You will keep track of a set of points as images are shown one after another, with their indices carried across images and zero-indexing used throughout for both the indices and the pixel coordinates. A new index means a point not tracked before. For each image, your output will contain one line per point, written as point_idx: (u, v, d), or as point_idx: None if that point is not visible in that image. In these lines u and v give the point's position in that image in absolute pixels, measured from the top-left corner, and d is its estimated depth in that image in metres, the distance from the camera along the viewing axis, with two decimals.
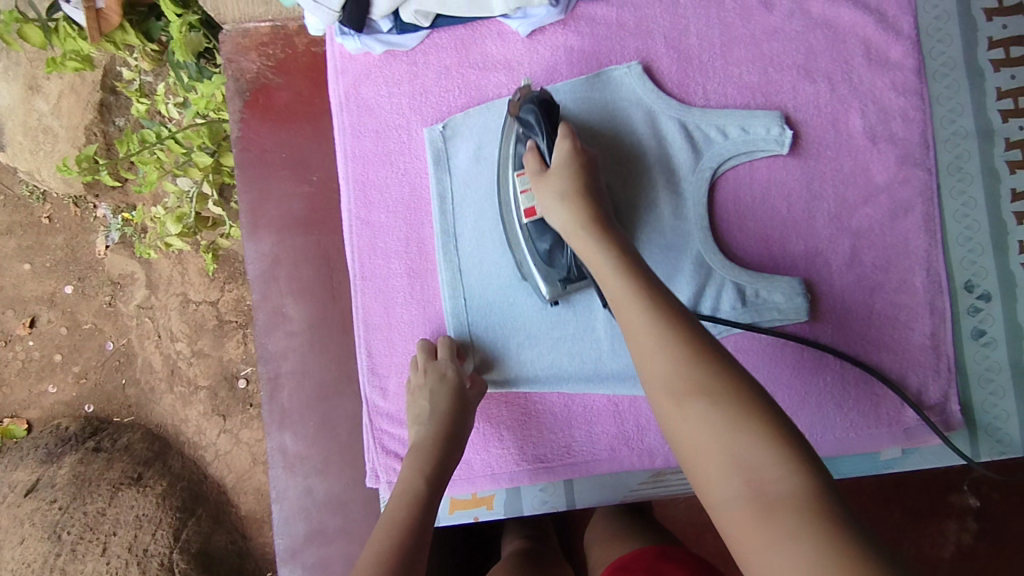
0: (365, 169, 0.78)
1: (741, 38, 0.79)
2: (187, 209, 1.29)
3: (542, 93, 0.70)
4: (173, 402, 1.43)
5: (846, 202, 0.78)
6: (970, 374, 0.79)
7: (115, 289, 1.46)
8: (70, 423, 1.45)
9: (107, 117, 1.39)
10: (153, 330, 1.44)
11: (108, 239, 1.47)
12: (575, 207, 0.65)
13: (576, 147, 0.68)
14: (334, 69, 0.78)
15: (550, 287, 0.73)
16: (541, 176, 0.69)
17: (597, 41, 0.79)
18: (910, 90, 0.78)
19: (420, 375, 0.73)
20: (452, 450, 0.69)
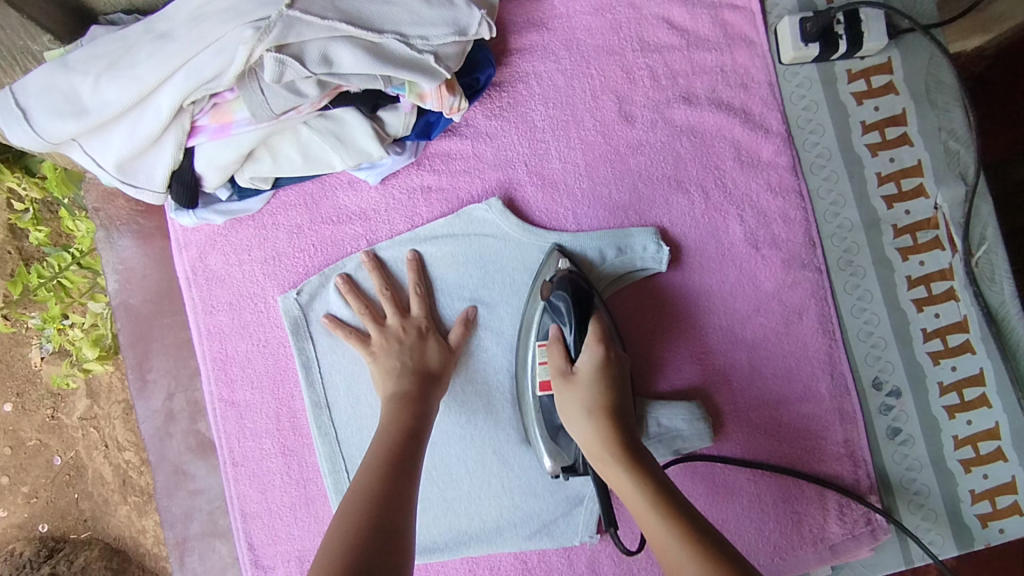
0: (224, 346, 0.72)
1: (607, 155, 0.75)
2: (105, 329, 1.12)
3: (575, 283, 0.68)
4: (128, 513, 1.16)
5: (737, 314, 0.74)
6: (891, 475, 0.75)
7: (56, 400, 1.17)
8: (24, 548, 1.14)
9: (19, 235, 1.17)
10: (102, 440, 1.17)
11: (43, 350, 1.17)
12: (596, 426, 0.59)
13: (607, 359, 0.63)
14: (175, 244, 0.73)
15: (552, 462, 0.68)
16: (564, 385, 0.64)
17: (455, 178, 0.74)
18: (788, 188, 0.75)
19: (396, 325, 0.70)
20: (431, 400, 0.65)
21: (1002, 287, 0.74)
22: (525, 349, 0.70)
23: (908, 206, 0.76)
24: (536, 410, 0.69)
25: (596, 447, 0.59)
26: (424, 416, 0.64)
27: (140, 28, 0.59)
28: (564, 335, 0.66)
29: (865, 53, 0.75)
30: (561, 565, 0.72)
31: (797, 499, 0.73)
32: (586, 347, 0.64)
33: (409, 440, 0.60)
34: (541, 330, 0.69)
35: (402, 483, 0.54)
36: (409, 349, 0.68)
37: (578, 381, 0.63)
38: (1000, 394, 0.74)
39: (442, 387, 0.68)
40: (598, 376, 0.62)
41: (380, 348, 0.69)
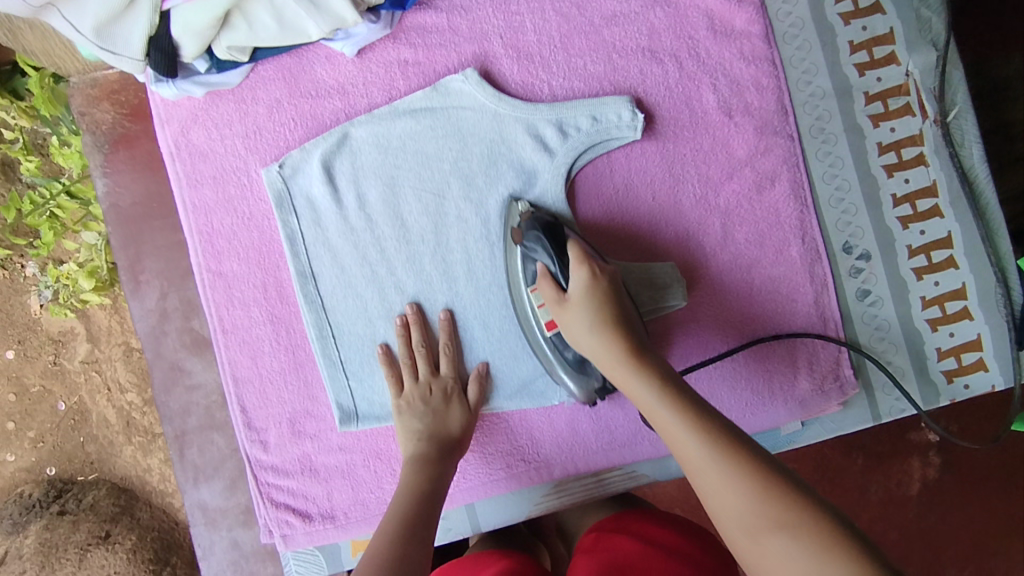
0: (209, 219, 0.74)
1: (582, 27, 0.76)
2: (100, 261, 1.18)
3: (542, 220, 0.71)
4: (134, 452, 1.25)
5: (710, 181, 0.76)
6: (861, 336, 0.77)
7: (57, 347, 1.23)
8: (33, 489, 1.23)
9: (12, 175, 1.23)
10: (104, 384, 1.24)
11: (40, 298, 1.23)
12: (606, 340, 0.64)
13: (593, 273, 0.67)
14: (157, 120, 0.74)
15: (581, 390, 0.71)
16: (563, 310, 0.67)
17: (431, 51, 0.75)
18: (761, 57, 0.76)
19: (423, 387, 0.72)
20: (445, 471, 0.68)
21: (971, 151, 0.77)
22: (519, 298, 0.73)
23: (880, 74, 0.77)
24: (549, 344, 0.71)
25: (609, 359, 0.64)
26: (436, 483, 0.66)
27: None
28: (554, 269, 0.69)
29: None
30: (542, 423, 0.76)
31: (767, 358, 0.76)
32: (574, 275, 0.67)
33: (422, 506, 0.63)
34: (528, 275, 0.72)
35: (415, 546, 0.57)
36: (433, 410, 0.71)
37: (574, 303, 0.66)
38: (968, 255, 0.76)
39: (458, 456, 0.71)
40: (590, 293, 0.66)
41: (410, 412, 0.71)
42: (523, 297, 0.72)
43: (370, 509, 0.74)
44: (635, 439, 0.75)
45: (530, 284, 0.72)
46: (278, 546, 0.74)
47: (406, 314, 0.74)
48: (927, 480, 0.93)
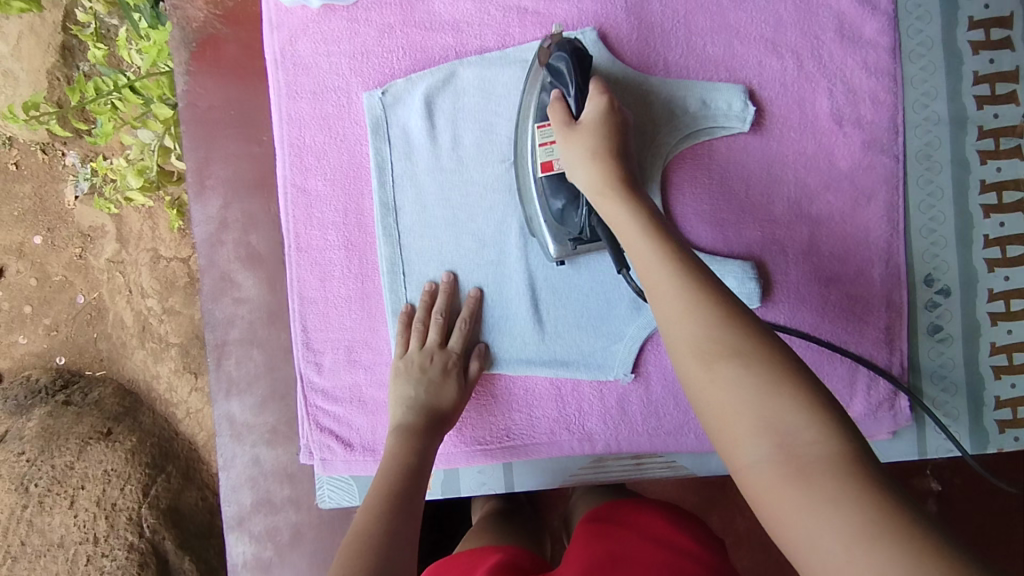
0: (302, 133, 0.73)
1: (707, 7, 0.74)
2: (149, 163, 1.31)
3: (574, 43, 0.67)
4: (145, 356, 1.45)
5: (806, 187, 0.74)
6: (923, 371, 0.77)
7: (85, 241, 1.49)
8: (41, 375, 1.48)
9: (71, 62, 1.40)
10: (124, 286, 1.47)
11: (78, 189, 1.49)
12: (603, 168, 0.61)
13: (608, 106, 0.65)
14: (268, 24, 0.73)
15: (558, 248, 0.71)
16: (569, 134, 0.64)
17: (552, 4, 0.73)
18: (883, 71, 0.74)
19: (425, 357, 0.70)
20: (434, 441, 0.67)
21: None
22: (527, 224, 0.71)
23: (998, 111, 0.75)
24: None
25: (598, 185, 0.61)
26: (422, 458, 0.65)
27: None
28: (567, 94, 0.66)
29: None
30: (592, 397, 0.75)
31: (828, 375, 0.75)
32: (591, 104, 0.64)
33: (409, 480, 0.62)
34: (540, 107, 0.68)
35: (402, 521, 0.58)
36: (427, 380, 0.70)
37: (585, 129, 0.63)
38: None
39: (449, 424, 0.70)
40: (601, 124, 0.63)
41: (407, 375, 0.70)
42: (526, 132, 0.69)
43: None
44: (681, 431, 0.74)
45: (538, 119, 0.68)
46: (316, 468, 0.75)
47: (440, 282, 0.73)
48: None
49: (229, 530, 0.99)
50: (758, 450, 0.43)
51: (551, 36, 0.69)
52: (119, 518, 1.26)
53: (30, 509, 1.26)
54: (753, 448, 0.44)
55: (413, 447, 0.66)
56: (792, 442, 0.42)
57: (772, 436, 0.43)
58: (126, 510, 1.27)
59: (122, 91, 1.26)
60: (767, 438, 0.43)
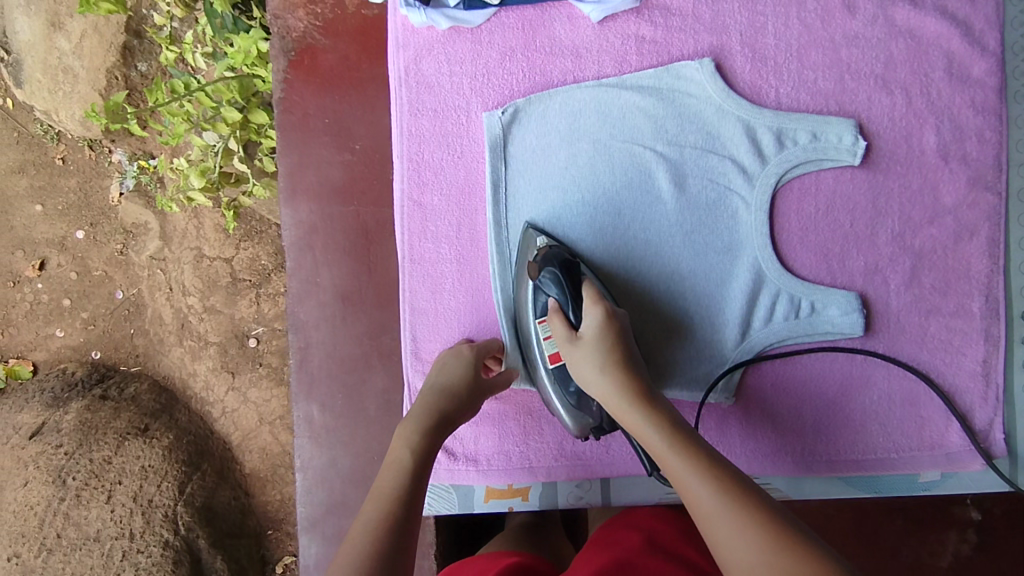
0: (421, 149, 0.76)
1: (820, 41, 0.76)
2: (211, 164, 1.31)
3: (559, 254, 0.69)
4: (183, 354, 1.47)
5: (911, 221, 0.76)
6: (1017, 405, 0.77)
7: (127, 237, 1.50)
8: (76, 369, 1.51)
9: (130, 61, 1.41)
10: (165, 283, 1.49)
11: (123, 186, 1.51)
12: (612, 374, 0.63)
13: (606, 313, 0.66)
14: (395, 42, 0.76)
15: (577, 425, 0.71)
16: (573, 348, 0.66)
17: (670, 33, 0.76)
18: (990, 109, 0.75)
19: (441, 354, 0.74)
20: (438, 435, 0.68)
21: None
22: (528, 328, 0.72)
23: None
24: (550, 376, 0.71)
25: (616, 397, 0.62)
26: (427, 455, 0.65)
27: None
28: (564, 307, 0.68)
29: None
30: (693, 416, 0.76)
31: (924, 404, 0.77)
32: (588, 311, 0.66)
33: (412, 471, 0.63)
34: (538, 307, 0.71)
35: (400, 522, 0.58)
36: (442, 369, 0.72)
37: (586, 341, 0.65)
38: None
39: (455, 422, 0.70)
40: (603, 333, 0.65)
41: (435, 372, 0.72)
42: (529, 328, 0.72)
43: (511, 462, 0.76)
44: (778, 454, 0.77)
45: (537, 315, 0.71)
46: None
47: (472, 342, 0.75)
48: (960, 555, 1.03)
49: (302, 530, 1.00)
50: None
51: (540, 249, 0.71)
52: (154, 515, 1.35)
53: (67, 502, 1.34)
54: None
55: (417, 445, 0.66)
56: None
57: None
58: (162, 507, 1.35)
59: (193, 93, 1.27)
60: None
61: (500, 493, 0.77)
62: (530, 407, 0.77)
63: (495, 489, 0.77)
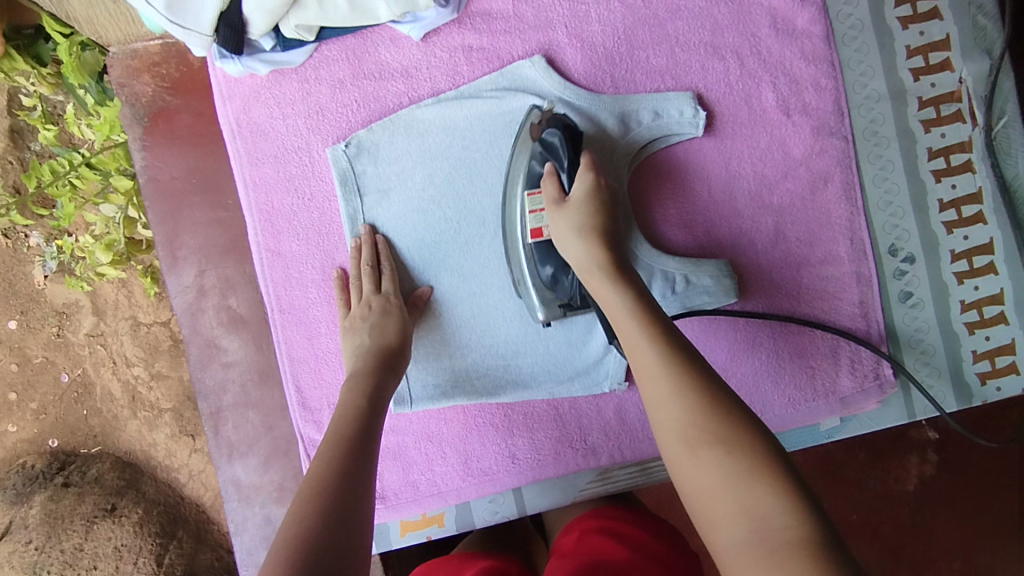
0: (270, 198, 0.74)
1: (646, 20, 0.76)
2: (115, 235, 1.14)
3: (560, 119, 0.68)
4: (139, 427, 1.24)
5: (766, 179, 0.77)
6: (900, 337, 0.79)
7: (61, 319, 1.24)
8: (36, 461, 1.24)
9: (20, 143, 1.24)
10: (109, 357, 1.24)
11: (46, 269, 1.24)
12: (589, 243, 0.63)
13: (598, 182, 0.65)
14: (219, 96, 0.73)
15: (546, 309, 0.71)
16: (562, 206, 0.65)
17: (496, 37, 0.75)
18: (820, 58, 0.77)
19: (361, 308, 0.70)
20: (387, 381, 0.66)
21: (1016, 161, 0.78)
22: (512, 200, 0.71)
23: (935, 79, 0.78)
24: (535, 281, 0.70)
25: (655, 369, 0.53)
26: (373, 414, 0.62)
27: None
28: (559, 171, 0.67)
29: None
30: (590, 411, 0.76)
31: (811, 354, 0.78)
32: (581, 179, 0.65)
33: (362, 418, 0.61)
34: (530, 175, 0.69)
35: (359, 463, 0.56)
36: (374, 321, 0.69)
37: (573, 204, 0.64)
38: (1007, 262, 0.78)
39: (395, 381, 0.67)
40: (592, 199, 0.64)
41: (366, 330, 0.69)
42: (516, 198, 0.70)
43: (420, 491, 0.76)
44: None
45: (526, 215, 0.69)
46: None
47: (361, 237, 0.73)
48: (925, 476, 0.95)
49: None
50: (737, 533, 0.45)
51: (543, 113, 0.70)
52: None
53: None
54: (732, 536, 0.45)
55: (367, 389, 0.64)
56: (767, 528, 0.44)
57: (750, 522, 0.45)
58: None
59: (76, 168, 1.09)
60: (743, 520, 0.45)
61: (415, 524, 0.78)
62: (429, 432, 0.76)
63: (410, 522, 0.78)
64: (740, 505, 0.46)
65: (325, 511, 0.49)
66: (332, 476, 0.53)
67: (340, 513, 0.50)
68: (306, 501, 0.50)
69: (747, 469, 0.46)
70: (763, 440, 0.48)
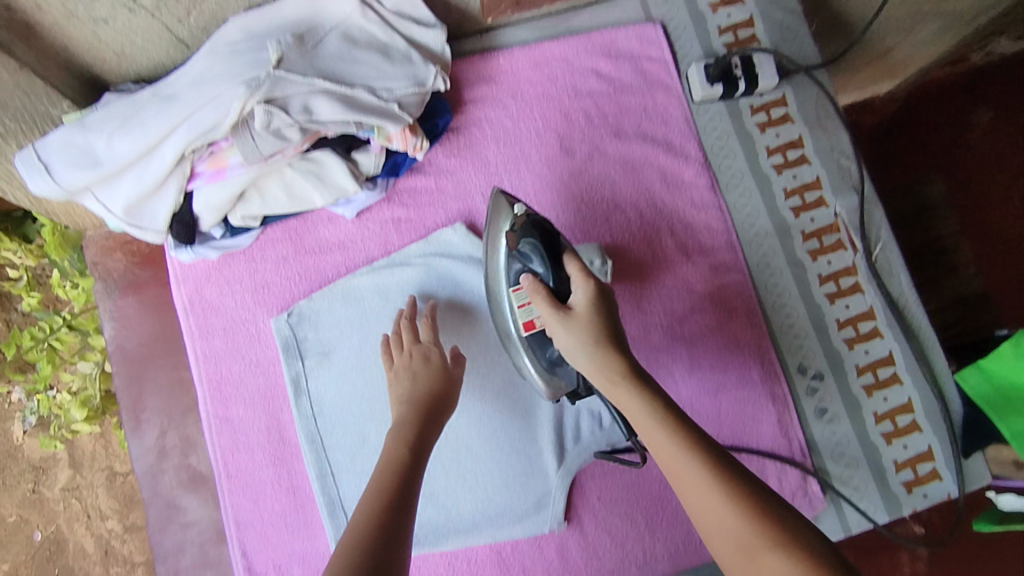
0: (219, 368, 0.80)
1: (553, 185, 0.87)
2: (91, 390, 1.17)
3: (534, 219, 0.71)
4: None
5: (675, 314, 0.85)
6: (821, 451, 0.83)
7: (37, 473, 1.23)
8: None
9: (8, 306, 1.28)
10: (82, 511, 1.22)
11: (25, 423, 1.24)
12: (605, 356, 0.61)
13: (597, 289, 0.65)
14: (174, 280, 0.81)
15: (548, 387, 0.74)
16: (564, 318, 0.64)
17: (421, 210, 0.85)
18: (709, 205, 0.88)
19: (403, 357, 0.73)
20: (429, 429, 0.67)
21: (899, 279, 0.87)
22: (502, 313, 0.75)
23: (813, 215, 0.88)
24: (527, 343, 0.72)
25: (694, 479, 0.53)
26: (416, 458, 0.64)
27: (150, 94, 0.72)
28: (546, 280, 0.68)
29: (760, 91, 0.90)
30: (531, 551, 0.79)
31: None
32: (575, 284, 0.66)
33: (404, 469, 0.62)
34: (511, 276, 0.73)
35: (399, 513, 0.56)
36: (414, 370, 0.72)
37: (579, 318, 0.64)
38: (909, 372, 0.84)
39: (437, 433, 0.68)
40: (594, 314, 0.63)
41: (407, 382, 0.71)
42: (504, 297, 0.74)
43: None
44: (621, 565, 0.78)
45: (512, 284, 0.73)
46: None
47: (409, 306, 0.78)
48: None
49: None
50: None
51: (519, 213, 0.73)
52: None
53: None
54: None
55: (412, 442, 0.65)
56: None
57: None
58: None
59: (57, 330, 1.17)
60: None
61: None
62: None
63: None
64: None
65: (365, 562, 0.50)
66: (372, 526, 0.53)
67: (380, 561, 0.50)
68: (348, 544, 0.51)
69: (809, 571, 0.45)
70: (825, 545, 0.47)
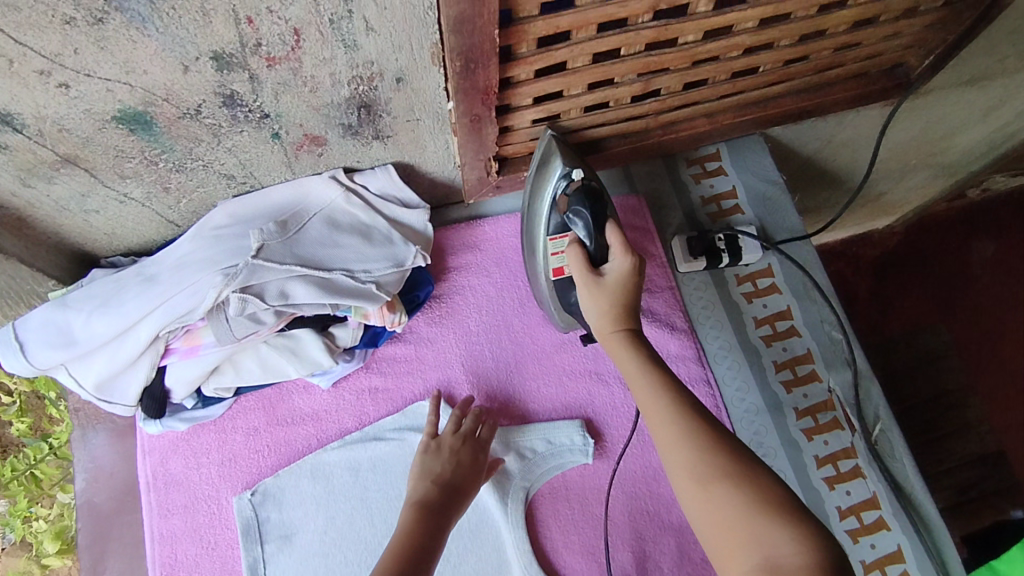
0: (174, 549, 0.75)
1: (534, 353, 0.86)
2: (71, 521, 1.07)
3: (589, 187, 0.69)
4: None
5: (663, 497, 0.79)
6: None
7: None
8: None
9: None
10: None
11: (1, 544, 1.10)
12: (604, 304, 0.65)
13: (634, 266, 0.66)
14: (140, 450, 0.79)
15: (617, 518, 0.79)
16: (592, 281, 0.66)
17: (399, 379, 0.83)
18: (696, 378, 0.87)
19: (456, 440, 0.75)
20: (451, 513, 0.69)
21: (902, 463, 0.82)
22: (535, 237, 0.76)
23: (806, 391, 0.85)
24: (552, 285, 0.77)
25: (657, 405, 0.59)
26: (432, 539, 0.65)
27: (133, 272, 0.73)
28: (585, 243, 0.69)
29: (745, 262, 0.90)
30: None
31: None
32: (612, 256, 0.67)
33: (421, 544, 0.63)
34: (553, 225, 0.73)
35: None
36: (461, 458, 0.73)
37: (606, 285, 0.66)
38: (921, 572, 0.77)
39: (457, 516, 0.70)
40: (621, 279, 0.66)
41: (441, 461, 0.73)
42: (539, 235, 0.74)
43: None
44: None
45: (552, 232, 0.73)
46: None
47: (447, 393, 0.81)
48: None
49: None
50: (749, 561, 0.49)
51: (573, 180, 0.70)
52: None
53: None
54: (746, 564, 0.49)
55: (429, 517, 0.67)
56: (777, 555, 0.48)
57: (763, 548, 0.49)
58: None
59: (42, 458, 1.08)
60: (757, 549, 0.49)
61: None
62: None
63: None
64: (750, 532, 0.50)
65: None
66: None
67: None
68: None
69: (756, 507, 0.50)
70: (774, 483, 0.52)
